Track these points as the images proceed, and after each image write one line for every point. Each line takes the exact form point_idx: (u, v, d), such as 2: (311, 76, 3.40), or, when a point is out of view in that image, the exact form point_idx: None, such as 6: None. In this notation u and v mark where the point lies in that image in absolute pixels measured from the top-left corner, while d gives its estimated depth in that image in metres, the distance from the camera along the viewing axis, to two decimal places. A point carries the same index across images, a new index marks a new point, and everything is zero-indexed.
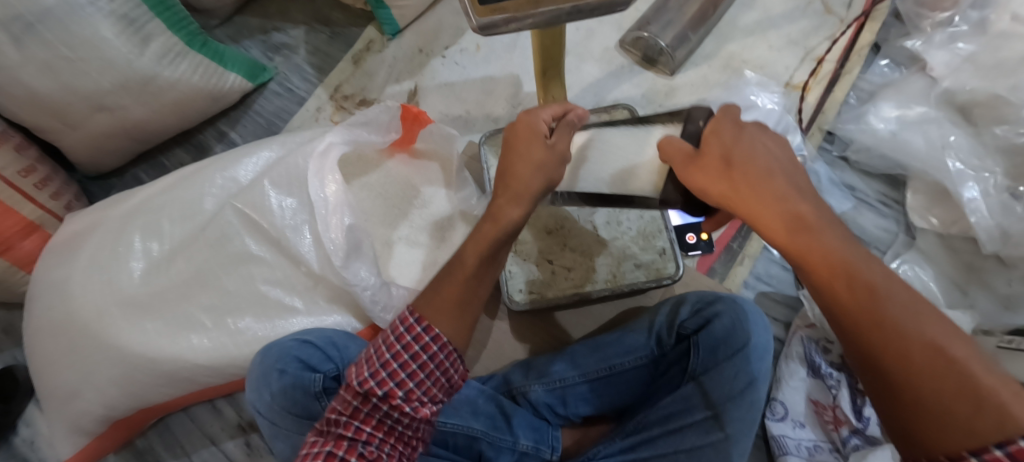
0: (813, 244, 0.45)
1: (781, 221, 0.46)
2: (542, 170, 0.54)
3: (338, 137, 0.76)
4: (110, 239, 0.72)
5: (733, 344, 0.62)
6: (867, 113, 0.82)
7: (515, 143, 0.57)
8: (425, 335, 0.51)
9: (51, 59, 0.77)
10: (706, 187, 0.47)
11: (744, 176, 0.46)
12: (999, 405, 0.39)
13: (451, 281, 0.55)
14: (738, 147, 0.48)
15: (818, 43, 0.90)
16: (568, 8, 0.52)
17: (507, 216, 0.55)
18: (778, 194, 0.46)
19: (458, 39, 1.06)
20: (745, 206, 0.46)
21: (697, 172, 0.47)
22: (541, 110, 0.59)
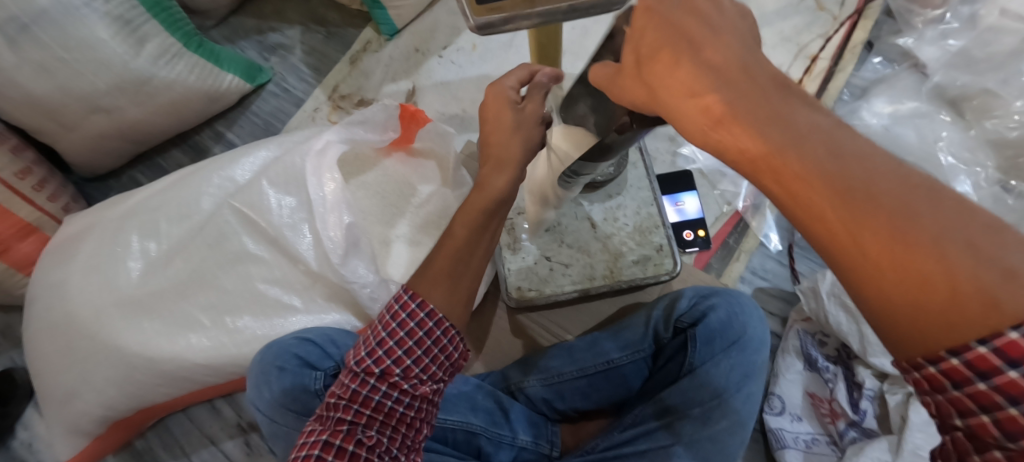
0: (728, 133, 0.34)
1: (691, 116, 0.36)
2: (519, 135, 0.54)
3: (336, 135, 0.76)
4: (107, 239, 0.72)
5: (730, 336, 0.64)
6: (860, 109, 0.82)
7: (487, 116, 0.57)
8: (420, 311, 0.49)
9: (47, 60, 0.77)
10: (630, 99, 0.40)
11: (653, 75, 0.38)
12: (983, 290, 0.27)
13: (441, 255, 0.52)
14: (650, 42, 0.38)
15: (811, 40, 0.91)
16: (565, 8, 0.53)
17: (494, 188, 0.53)
18: (684, 87, 0.36)
19: (455, 39, 1.06)
20: (664, 109, 0.37)
21: (617, 85, 0.40)
22: (507, 77, 0.58)
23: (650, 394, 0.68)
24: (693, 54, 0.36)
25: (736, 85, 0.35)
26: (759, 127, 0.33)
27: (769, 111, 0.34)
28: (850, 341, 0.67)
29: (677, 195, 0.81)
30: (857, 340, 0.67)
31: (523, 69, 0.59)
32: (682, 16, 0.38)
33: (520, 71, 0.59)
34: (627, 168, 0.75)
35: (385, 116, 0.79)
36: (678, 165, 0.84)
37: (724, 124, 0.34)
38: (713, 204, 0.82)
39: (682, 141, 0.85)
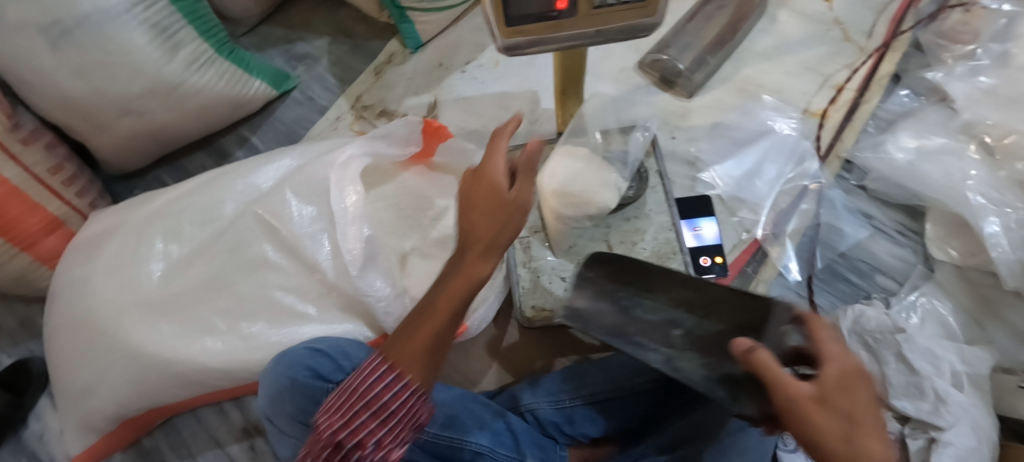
0: None
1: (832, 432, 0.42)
2: (509, 218, 0.52)
3: (359, 149, 0.77)
4: (131, 240, 0.73)
5: None
6: (885, 142, 0.80)
7: (474, 198, 0.53)
8: (396, 383, 0.47)
9: (85, 63, 0.80)
10: (810, 412, 0.42)
11: (831, 415, 0.42)
12: None
13: (419, 333, 0.49)
14: (847, 392, 0.43)
15: (836, 70, 0.88)
16: (591, 33, 0.59)
17: (473, 273, 0.51)
18: (837, 430, 0.42)
19: (478, 55, 1.07)
20: (798, 417, 0.43)
21: (807, 402, 0.43)
22: (496, 152, 0.56)
23: (663, 419, 0.68)
24: (862, 420, 0.42)
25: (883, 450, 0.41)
26: None
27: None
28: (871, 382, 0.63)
29: (694, 220, 0.80)
30: (878, 381, 0.63)
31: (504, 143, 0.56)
32: (851, 387, 0.44)
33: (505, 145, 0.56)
34: (646, 192, 0.75)
35: (406, 132, 0.80)
36: (697, 190, 0.84)
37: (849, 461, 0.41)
38: (731, 231, 0.80)
39: (702, 167, 0.85)
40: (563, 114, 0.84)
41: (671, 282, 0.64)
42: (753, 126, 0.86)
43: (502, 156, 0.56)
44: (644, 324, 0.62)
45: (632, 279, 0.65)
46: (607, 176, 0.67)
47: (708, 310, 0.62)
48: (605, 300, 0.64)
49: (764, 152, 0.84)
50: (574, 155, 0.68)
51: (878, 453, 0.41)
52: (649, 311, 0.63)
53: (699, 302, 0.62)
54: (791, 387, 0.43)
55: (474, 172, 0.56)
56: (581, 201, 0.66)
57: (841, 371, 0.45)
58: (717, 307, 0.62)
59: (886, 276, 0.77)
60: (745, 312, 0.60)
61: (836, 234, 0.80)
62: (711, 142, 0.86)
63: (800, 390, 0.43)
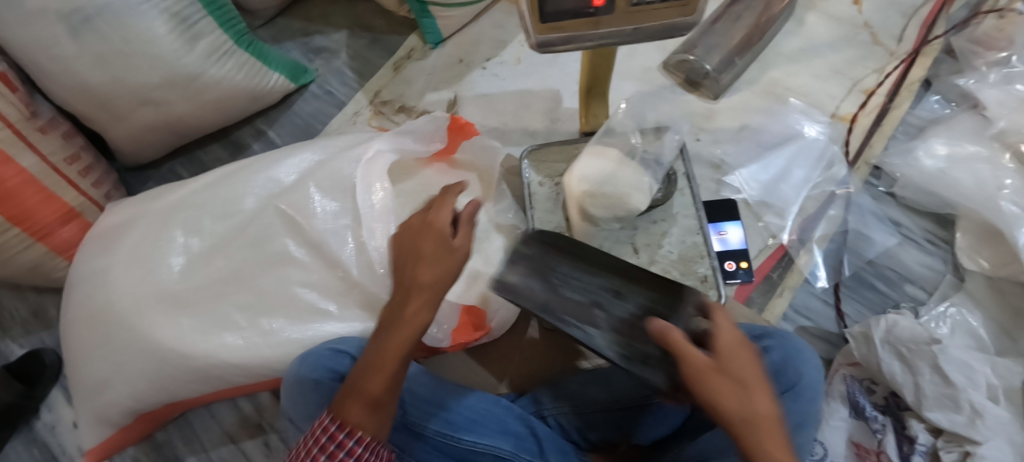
0: (748, 430, 0.41)
1: (728, 396, 0.42)
2: (449, 271, 0.54)
3: (385, 145, 0.76)
4: (151, 232, 0.73)
5: (782, 382, 0.56)
6: (916, 149, 0.78)
7: (421, 247, 0.55)
8: (349, 440, 0.49)
9: (106, 52, 0.79)
10: (709, 376, 0.43)
11: (722, 377, 0.43)
12: None
13: (372, 379, 0.50)
14: (738, 356, 0.45)
15: (865, 75, 0.86)
16: (628, 30, 0.58)
17: (414, 322, 0.52)
18: (731, 388, 0.43)
19: (499, 51, 1.05)
20: (700, 382, 0.44)
21: (703, 366, 0.44)
22: (443, 206, 0.58)
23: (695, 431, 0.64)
24: (754, 385, 0.43)
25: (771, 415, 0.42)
26: (771, 439, 0.41)
27: (776, 437, 0.41)
28: (903, 393, 0.63)
29: (720, 224, 0.79)
30: (911, 392, 0.62)
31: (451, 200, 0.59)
32: (742, 352, 0.45)
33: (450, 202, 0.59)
34: (674, 195, 0.74)
35: (432, 129, 0.79)
36: (722, 193, 0.82)
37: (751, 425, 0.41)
38: (757, 236, 0.79)
39: (727, 170, 0.83)
40: (587, 113, 0.84)
41: (597, 267, 0.62)
42: (780, 130, 0.84)
43: (449, 210, 0.58)
44: (569, 302, 0.60)
45: (561, 261, 0.63)
46: (639, 176, 0.66)
47: (632, 293, 0.60)
48: (536, 278, 0.62)
49: (791, 157, 0.82)
50: (603, 155, 0.67)
51: (765, 413, 0.42)
52: (569, 290, 0.61)
53: (625, 286, 0.61)
54: (692, 355, 0.45)
55: (420, 219, 0.58)
56: (611, 202, 0.65)
57: (738, 336, 0.46)
58: (642, 289, 0.60)
59: (914, 286, 0.76)
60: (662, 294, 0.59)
61: (864, 241, 0.79)
62: (736, 145, 0.85)
63: (699, 356, 0.44)
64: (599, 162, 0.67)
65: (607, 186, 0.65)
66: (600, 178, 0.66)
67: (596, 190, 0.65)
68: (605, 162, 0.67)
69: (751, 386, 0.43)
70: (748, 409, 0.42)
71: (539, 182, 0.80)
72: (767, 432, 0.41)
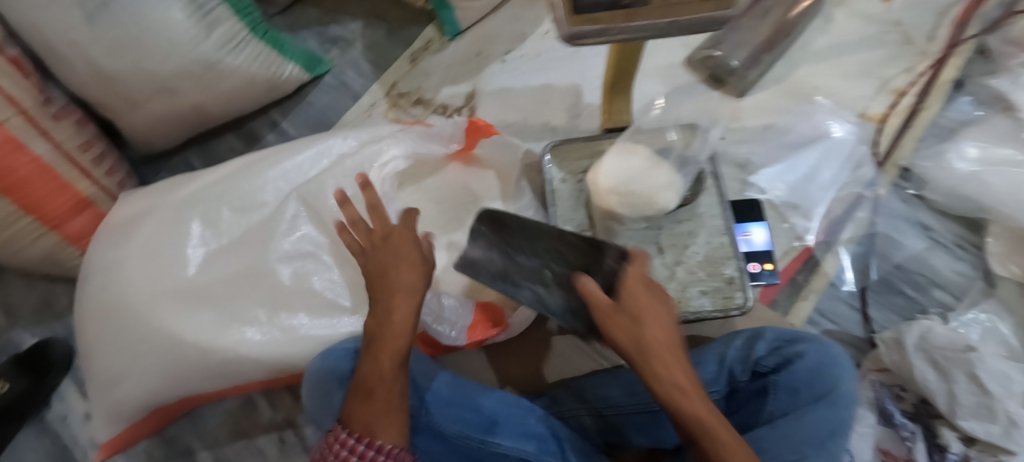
0: (648, 360, 0.46)
1: (625, 332, 0.47)
2: (425, 277, 0.59)
3: (399, 149, 0.73)
4: (168, 224, 0.72)
5: (817, 388, 0.56)
6: (947, 151, 0.76)
7: (399, 256, 0.59)
8: (369, 450, 0.51)
9: (121, 38, 0.78)
10: (608, 314, 0.48)
11: (620, 313, 0.48)
12: None
13: (376, 389, 0.54)
14: (640, 295, 0.49)
15: (895, 74, 0.85)
16: (663, 24, 0.56)
17: (403, 327, 0.56)
18: (630, 324, 0.47)
19: (519, 44, 1.04)
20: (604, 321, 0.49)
21: (604, 306, 0.49)
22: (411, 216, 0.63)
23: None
24: (652, 317, 0.48)
25: (671, 345, 0.47)
26: (668, 365, 0.46)
27: (675, 363, 0.46)
28: (936, 400, 0.62)
29: (744, 225, 0.77)
30: (945, 400, 0.61)
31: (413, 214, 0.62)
32: (643, 289, 0.50)
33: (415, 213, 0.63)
34: (701, 194, 0.72)
35: (448, 128, 0.75)
36: (747, 193, 0.80)
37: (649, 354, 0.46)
38: (782, 238, 0.78)
39: (753, 170, 0.82)
40: (609, 108, 0.82)
41: (540, 232, 0.63)
42: (809, 129, 0.81)
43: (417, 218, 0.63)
44: (522, 268, 0.63)
45: (513, 234, 0.64)
46: (669, 175, 0.64)
47: (569, 253, 0.61)
48: (495, 250, 0.64)
49: (819, 158, 0.80)
50: (632, 153, 0.66)
51: (659, 342, 0.46)
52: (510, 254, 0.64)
53: (564, 247, 0.62)
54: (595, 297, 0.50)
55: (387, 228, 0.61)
56: (637, 201, 0.64)
57: (641, 277, 0.51)
58: (576, 249, 0.61)
59: (943, 292, 0.75)
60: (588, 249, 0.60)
61: (893, 245, 0.78)
62: (762, 145, 0.83)
63: (598, 297, 0.49)
64: (628, 159, 0.65)
65: (634, 187, 0.64)
66: (627, 176, 0.64)
67: (623, 188, 0.64)
68: (633, 160, 0.65)
69: (650, 319, 0.48)
70: (635, 342, 0.47)
71: (561, 179, 0.79)
72: (665, 362, 0.46)
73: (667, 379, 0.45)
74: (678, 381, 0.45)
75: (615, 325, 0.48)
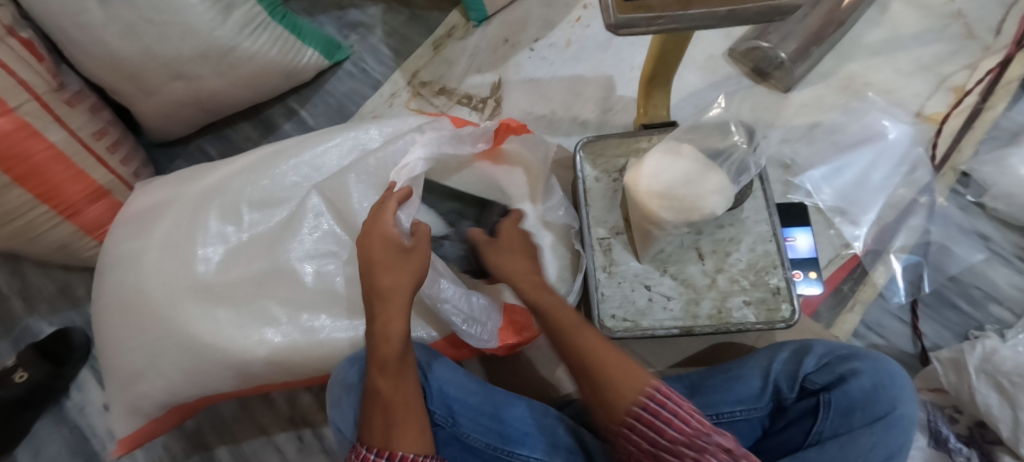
0: (513, 272, 0.62)
1: (501, 262, 0.63)
2: (409, 275, 0.56)
3: (423, 151, 0.67)
4: (187, 216, 0.69)
5: (874, 410, 0.51)
6: (1012, 156, 0.70)
7: (370, 254, 0.57)
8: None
9: (136, 21, 0.74)
10: (488, 252, 0.65)
11: (497, 248, 0.65)
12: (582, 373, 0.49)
13: (379, 406, 0.52)
14: (509, 236, 0.67)
15: (954, 71, 0.79)
16: (722, 13, 0.51)
17: (389, 332, 0.53)
18: (510, 250, 0.65)
19: (548, 32, 0.99)
20: (489, 257, 0.65)
21: (485, 247, 0.66)
22: (385, 212, 0.60)
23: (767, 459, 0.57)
24: (525, 248, 0.65)
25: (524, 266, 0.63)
26: (527, 276, 0.61)
27: (533, 278, 0.61)
28: (998, 426, 0.58)
29: (788, 230, 0.73)
30: (1009, 427, 0.57)
31: (393, 201, 0.60)
32: (513, 233, 0.67)
33: (393, 203, 0.60)
34: (747, 198, 0.68)
35: (477, 128, 0.70)
36: (791, 196, 0.76)
37: (507, 270, 0.63)
38: (827, 245, 0.74)
39: (797, 171, 0.77)
40: (644, 104, 0.77)
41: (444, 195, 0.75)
42: (859, 129, 0.77)
43: (391, 214, 0.59)
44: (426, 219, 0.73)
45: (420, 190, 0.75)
46: (720, 180, 0.60)
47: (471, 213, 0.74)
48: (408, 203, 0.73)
49: (871, 160, 0.75)
50: (677, 154, 0.62)
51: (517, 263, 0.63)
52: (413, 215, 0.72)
53: (465, 209, 0.75)
54: (483, 241, 0.67)
55: (365, 226, 0.60)
56: (693, 205, 0.59)
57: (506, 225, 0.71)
58: (474, 210, 0.74)
59: (1001, 307, 0.70)
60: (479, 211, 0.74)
61: (948, 256, 0.73)
62: (809, 145, 0.78)
63: (479, 236, 0.67)
64: (669, 161, 0.61)
65: (679, 189, 0.60)
66: (671, 179, 0.60)
67: (665, 191, 0.60)
68: (677, 163, 0.61)
69: (530, 245, 0.67)
70: (509, 262, 0.63)
71: (594, 178, 0.74)
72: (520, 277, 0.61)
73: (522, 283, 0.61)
74: (537, 285, 0.60)
75: (492, 257, 0.65)
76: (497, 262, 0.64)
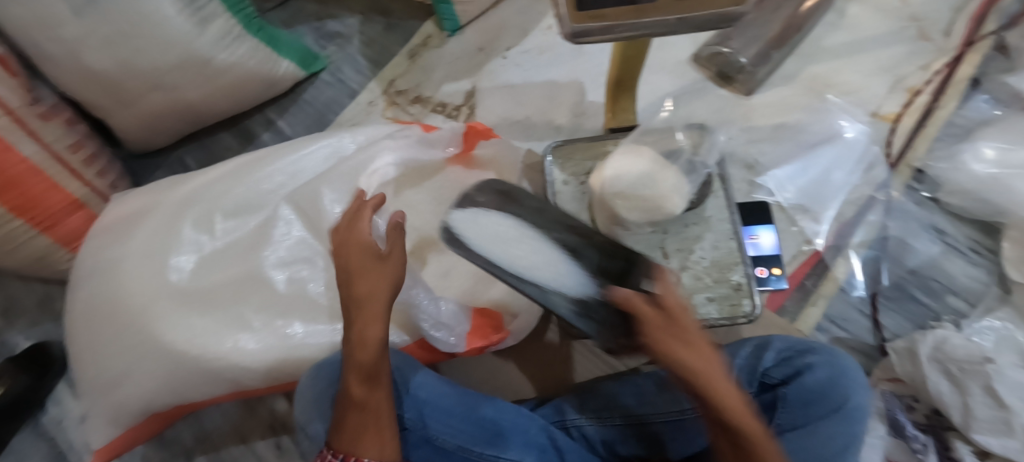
0: (704, 370, 0.41)
1: (687, 358, 0.41)
2: (386, 282, 0.55)
3: (393, 157, 0.73)
4: (161, 227, 0.70)
5: (830, 402, 0.53)
6: (962, 152, 0.73)
7: (349, 263, 0.56)
8: None
9: (113, 34, 0.75)
10: (655, 338, 0.42)
11: (674, 335, 0.42)
12: None
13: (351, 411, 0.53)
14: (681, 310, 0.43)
15: (911, 73, 0.82)
16: (672, 21, 0.53)
17: (365, 338, 0.53)
18: (694, 336, 0.42)
19: (522, 40, 1.01)
20: (660, 346, 0.42)
21: (655, 329, 0.42)
22: (359, 221, 0.60)
23: None
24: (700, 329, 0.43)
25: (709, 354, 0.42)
26: (722, 378, 0.41)
27: (723, 380, 0.41)
28: (950, 413, 0.61)
29: (752, 228, 0.76)
30: (959, 413, 0.60)
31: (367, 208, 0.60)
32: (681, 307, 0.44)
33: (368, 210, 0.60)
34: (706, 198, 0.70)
35: (446, 132, 0.75)
36: (755, 195, 0.78)
37: (692, 373, 0.41)
38: (791, 242, 0.76)
39: (761, 170, 0.79)
40: (612, 107, 0.79)
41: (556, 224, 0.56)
42: (821, 129, 0.79)
43: (367, 224, 0.59)
44: (540, 247, 0.54)
45: (521, 205, 0.57)
46: (676, 181, 0.62)
47: (585, 252, 0.54)
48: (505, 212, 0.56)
49: (832, 158, 0.77)
50: (638, 154, 0.63)
51: (707, 358, 0.42)
52: (522, 245, 0.54)
53: (582, 246, 0.54)
54: (653, 316, 0.42)
55: (343, 234, 0.59)
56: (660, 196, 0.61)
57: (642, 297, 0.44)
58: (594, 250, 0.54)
59: (957, 298, 0.72)
60: (617, 261, 0.53)
61: (905, 250, 0.75)
62: (774, 145, 0.80)
63: (644, 306, 0.43)
64: (630, 162, 0.63)
65: (636, 188, 0.62)
66: (630, 178, 0.62)
67: (624, 189, 0.62)
68: (636, 163, 0.63)
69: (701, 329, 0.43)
70: (703, 363, 0.41)
71: (563, 181, 0.76)
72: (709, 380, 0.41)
73: (715, 387, 0.41)
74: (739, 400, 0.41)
75: (662, 345, 0.42)
76: (681, 355, 0.41)
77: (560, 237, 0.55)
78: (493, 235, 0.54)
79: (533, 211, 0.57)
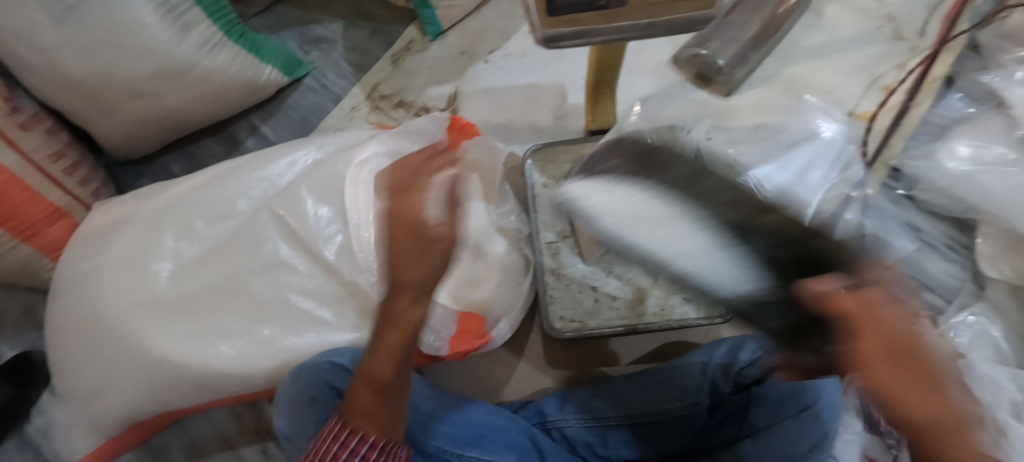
0: (911, 389, 0.40)
1: (881, 370, 0.40)
2: (431, 272, 0.50)
3: (381, 148, 0.72)
4: (140, 235, 0.70)
5: (801, 401, 0.55)
6: (939, 150, 0.74)
7: (396, 238, 0.50)
8: (361, 446, 0.48)
9: (91, 43, 0.75)
10: (863, 354, 0.40)
11: (889, 354, 0.40)
12: None
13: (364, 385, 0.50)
14: (887, 323, 0.40)
15: (886, 71, 0.85)
16: (644, 24, 0.54)
17: (406, 317, 0.51)
18: (896, 352, 0.40)
19: (504, 43, 1.02)
20: (862, 361, 0.41)
21: (868, 347, 0.40)
22: (417, 195, 0.51)
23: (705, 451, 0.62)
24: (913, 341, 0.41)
25: (914, 363, 0.41)
26: (925, 393, 0.40)
27: (926, 393, 0.40)
28: None
29: None
30: None
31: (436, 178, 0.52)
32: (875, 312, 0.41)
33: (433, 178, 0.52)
34: None
35: (428, 128, 0.75)
36: None
37: (899, 391, 0.40)
38: None
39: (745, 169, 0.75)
40: (593, 110, 0.80)
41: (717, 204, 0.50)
42: (799, 128, 0.78)
43: (425, 198, 0.51)
44: (678, 232, 0.49)
45: (686, 186, 0.52)
46: None
47: (750, 239, 0.47)
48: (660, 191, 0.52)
49: (812, 156, 0.76)
50: (615, 158, 0.62)
51: (910, 384, 0.40)
52: (659, 226, 0.50)
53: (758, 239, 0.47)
54: (868, 330, 0.40)
55: (400, 201, 0.52)
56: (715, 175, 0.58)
57: (865, 303, 0.40)
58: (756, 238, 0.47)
59: (934, 294, 0.73)
60: (787, 250, 0.46)
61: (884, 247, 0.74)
62: (753, 145, 0.79)
63: (849, 314, 0.40)
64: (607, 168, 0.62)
65: None
66: None
67: None
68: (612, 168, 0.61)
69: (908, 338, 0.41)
70: (900, 383, 0.40)
71: (544, 184, 0.78)
72: (920, 401, 0.40)
73: (917, 403, 0.40)
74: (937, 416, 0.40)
75: (865, 360, 0.40)
76: (880, 372, 0.40)
77: (705, 216, 0.49)
78: (627, 212, 0.52)
79: (684, 186, 0.52)
